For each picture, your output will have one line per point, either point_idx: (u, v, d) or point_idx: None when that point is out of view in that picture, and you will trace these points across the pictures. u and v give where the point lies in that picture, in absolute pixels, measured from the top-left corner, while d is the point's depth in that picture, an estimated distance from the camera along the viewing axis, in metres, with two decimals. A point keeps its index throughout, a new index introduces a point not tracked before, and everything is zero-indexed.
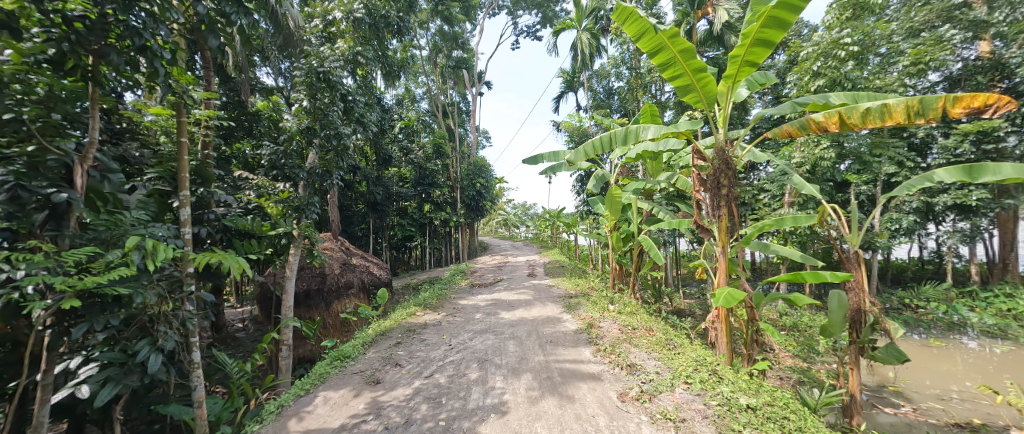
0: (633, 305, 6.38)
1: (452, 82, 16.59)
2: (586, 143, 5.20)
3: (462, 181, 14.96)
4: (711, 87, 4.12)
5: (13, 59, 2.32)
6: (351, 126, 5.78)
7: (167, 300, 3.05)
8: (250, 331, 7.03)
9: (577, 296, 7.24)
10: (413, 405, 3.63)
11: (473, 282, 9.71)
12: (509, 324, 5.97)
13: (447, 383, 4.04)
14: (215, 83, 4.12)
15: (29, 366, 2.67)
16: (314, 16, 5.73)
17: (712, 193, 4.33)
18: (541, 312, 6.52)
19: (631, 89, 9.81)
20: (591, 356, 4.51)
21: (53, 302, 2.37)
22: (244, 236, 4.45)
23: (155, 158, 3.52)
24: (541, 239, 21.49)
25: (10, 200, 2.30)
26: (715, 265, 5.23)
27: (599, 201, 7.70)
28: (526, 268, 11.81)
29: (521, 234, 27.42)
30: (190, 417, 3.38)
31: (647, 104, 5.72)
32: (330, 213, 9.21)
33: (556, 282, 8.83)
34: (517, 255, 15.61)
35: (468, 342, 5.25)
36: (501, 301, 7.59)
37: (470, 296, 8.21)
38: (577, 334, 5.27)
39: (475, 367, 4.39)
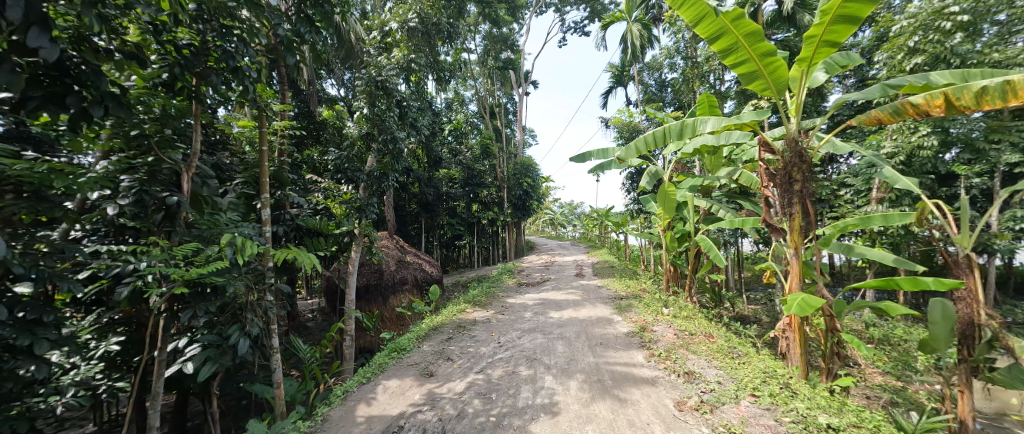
0: (690, 309, 6.07)
1: (499, 84, 16.84)
2: (638, 139, 5.04)
3: (510, 180, 15.12)
4: (781, 73, 3.81)
5: (137, 84, 2.75)
6: (406, 130, 6.10)
7: (253, 290, 3.45)
8: (319, 321, 7.68)
9: (628, 298, 7.04)
10: (466, 399, 3.76)
11: (521, 281, 9.80)
12: (557, 324, 5.96)
13: (497, 380, 4.13)
14: (289, 95, 4.55)
15: (149, 344, 3.15)
16: (374, 28, 6.14)
17: (782, 189, 3.99)
18: (591, 313, 6.43)
19: (686, 80, 9.31)
20: (644, 361, 4.37)
21: (166, 290, 2.76)
22: (314, 234, 4.89)
23: (242, 165, 3.97)
24: (590, 239, 21.11)
25: (137, 202, 2.74)
26: (787, 269, 4.83)
27: (652, 200, 7.40)
28: (574, 268, 11.68)
29: (568, 234, 27.10)
30: (272, 396, 3.78)
31: (704, 95, 5.43)
32: (386, 213, 9.74)
33: (606, 283, 8.65)
34: (565, 255, 15.45)
35: (517, 340, 5.32)
36: (550, 300, 7.59)
37: (518, 294, 8.30)
38: (628, 337, 5.13)
39: (525, 366, 4.45)
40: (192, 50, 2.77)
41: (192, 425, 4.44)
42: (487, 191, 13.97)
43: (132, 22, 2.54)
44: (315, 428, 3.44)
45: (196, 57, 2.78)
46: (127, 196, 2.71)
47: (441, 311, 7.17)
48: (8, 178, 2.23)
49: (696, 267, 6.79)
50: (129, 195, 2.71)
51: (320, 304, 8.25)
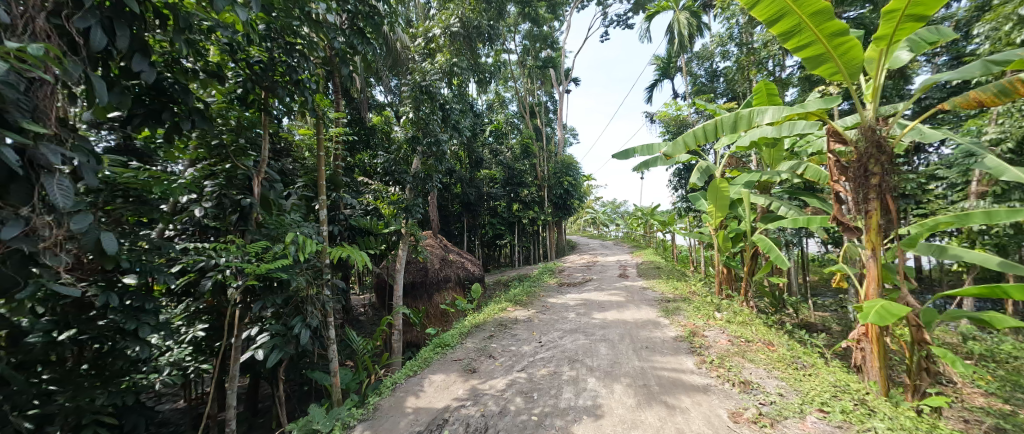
0: (746, 314, 5.73)
1: (540, 83, 16.82)
2: (687, 133, 4.87)
3: (551, 179, 15.04)
4: (854, 54, 3.50)
5: (217, 99, 3.09)
6: (449, 132, 6.28)
7: (312, 285, 3.73)
8: (370, 315, 8.14)
9: (676, 301, 6.79)
10: (508, 397, 3.83)
11: (562, 281, 9.75)
12: (599, 325, 5.87)
13: (540, 379, 4.17)
14: (343, 104, 4.86)
15: (227, 331, 3.52)
16: (419, 35, 6.38)
17: (856, 184, 3.67)
18: (636, 315, 6.28)
19: (740, 69, 8.61)
20: (695, 367, 4.20)
21: (241, 283, 3.07)
22: (365, 233, 5.21)
23: (303, 170, 4.32)
24: (634, 238, 20.50)
25: (217, 205, 3.09)
26: (862, 271, 4.42)
27: (702, 197, 7.05)
28: (617, 268, 11.43)
29: (611, 233, 26.46)
30: (330, 384, 4.07)
31: (762, 83, 5.09)
32: (430, 213, 10.07)
33: (651, 285, 8.37)
34: (607, 255, 15.15)
35: (558, 341, 5.31)
36: (592, 301, 7.49)
37: (559, 294, 8.27)
38: (676, 342, 4.95)
39: (568, 367, 4.44)
40: (261, 65, 3.05)
41: (264, 407, 4.90)
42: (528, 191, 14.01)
43: (213, 44, 2.85)
44: (368, 416, 3.66)
45: (264, 72, 3.05)
46: (210, 199, 3.06)
47: (484, 308, 7.32)
48: (117, 185, 2.64)
49: (753, 269, 6.39)
50: (212, 199, 3.06)
51: (371, 300, 8.71)
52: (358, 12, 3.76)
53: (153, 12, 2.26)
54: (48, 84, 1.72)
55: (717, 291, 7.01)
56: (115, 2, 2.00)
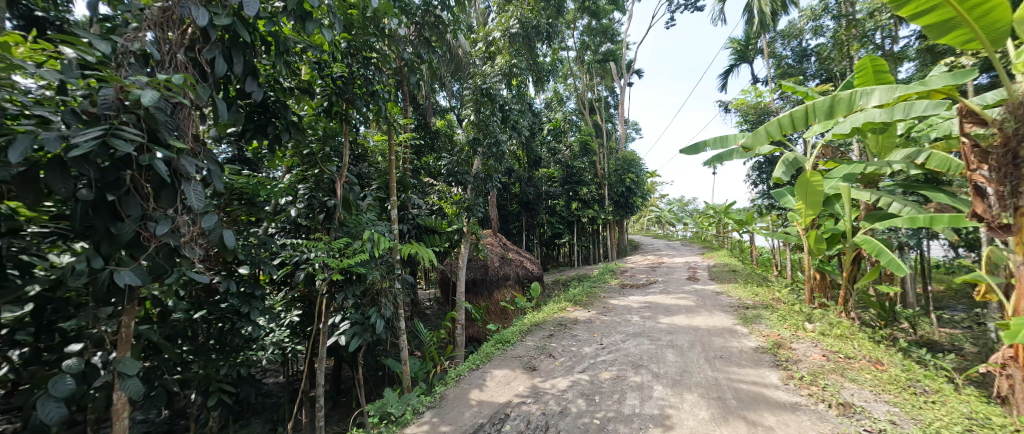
0: (845, 326, 5.08)
1: (600, 78, 16.41)
2: (771, 122, 4.47)
3: (612, 177, 14.60)
4: (997, 17, 2.94)
5: (309, 113, 3.49)
6: (508, 132, 6.39)
7: (385, 279, 4.05)
8: (435, 309, 8.61)
9: (756, 308, 6.25)
10: (569, 397, 3.82)
11: (624, 282, 9.46)
12: (665, 330, 5.61)
13: (602, 382, 4.11)
14: (410, 110, 5.18)
15: (317, 318, 3.96)
16: (479, 40, 6.60)
17: (1002, 175, 3.07)
18: (708, 321, 5.89)
19: (836, 46, 7.61)
20: (778, 382, 3.85)
21: (328, 275, 3.43)
22: (430, 232, 5.52)
23: (377, 174, 4.71)
24: (704, 239, 19.15)
25: (309, 206, 3.50)
26: (1009, 281, 3.72)
27: (788, 193, 6.38)
28: (685, 270, 10.79)
29: (678, 233, 24.94)
30: (401, 371, 4.39)
31: (867, 58, 4.43)
32: (490, 212, 10.32)
33: (726, 289, 7.78)
34: (674, 255, 14.34)
35: (621, 344, 5.18)
36: (657, 304, 7.17)
37: (621, 296, 8.03)
38: (756, 353, 4.56)
39: (632, 372, 4.31)
40: (343, 79, 3.40)
41: (345, 388, 5.43)
42: (587, 189, 13.76)
43: (305, 63, 3.23)
44: (435, 404, 3.88)
45: (346, 86, 3.41)
46: (302, 201, 3.47)
47: (543, 307, 7.37)
48: (232, 190, 3.10)
49: (853, 275, 5.66)
50: (304, 201, 3.47)
51: (436, 295, 9.20)
52: (424, 22, 4.03)
53: (261, 39, 2.62)
54: (186, 107, 2.06)
55: (807, 299, 6.31)
56: (232, 35, 2.33)
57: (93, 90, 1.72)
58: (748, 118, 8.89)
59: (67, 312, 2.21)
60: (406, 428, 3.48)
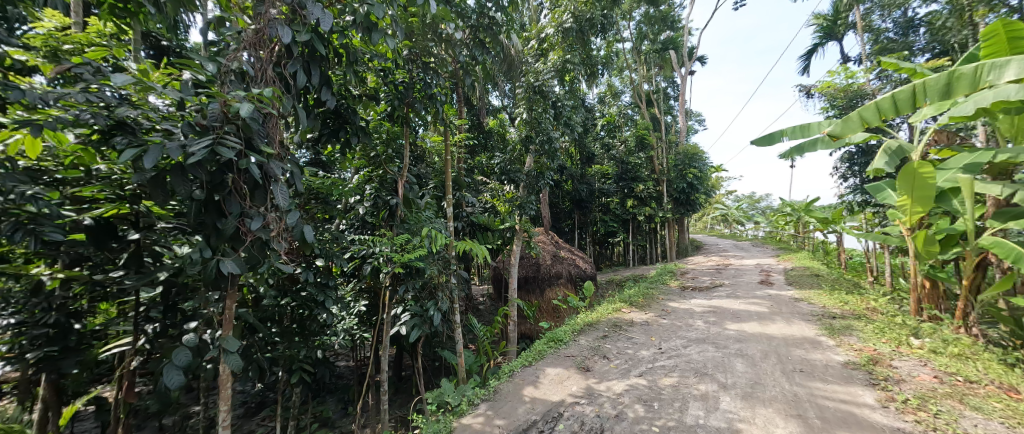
0: (965, 344, 4.36)
1: (658, 69, 15.62)
2: (866, 106, 4.24)
3: (672, 172, 13.87)
4: None
5: (374, 118, 3.74)
6: (561, 129, 6.31)
7: (442, 274, 4.23)
8: (488, 305, 8.81)
9: (845, 319, 5.60)
10: (626, 402, 3.73)
11: (685, 284, 8.97)
12: (732, 338, 5.25)
13: (662, 389, 3.95)
14: (464, 111, 5.33)
15: (380, 309, 4.26)
16: (532, 37, 6.62)
17: None
18: (783, 330, 5.40)
19: (955, 12, 6.47)
20: (874, 404, 3.42)
21: (390, 269, 3.65)
22: (484, 229, 5.66)
23: (434, 174, 4.92)
24: (778, 239, 17.52)
25: (375, 204, 3.76)
26: None
27: (889, 187, 5.63)
28: (756, 273, 9.96)
29: (746, 233, 23.05)
30: (456, 363, 4.57)
31: (999, 22, 3.75)
32: (542, 210, 10.31)
33: (807, 296, 7.04)
34: (742, 257, 13.30)
35: (681, 349, 4.94)
36: (724, 309, 6.72)
37: (681, 299, 7.62)
38: (845, 370, 4.09)
39: (695, 380, 4.09)
40: (404, 84, 3.61)
41: (405, 376, 5.78)
42: (644, 185, 13.23)
43: (371, 71, 3.48)
44: (489, 397, 3.99)
45: (406, 90, 3.60)
46: (368, 200, 3.74)
47: (596, 307, 7.24)
48: (309, 190, 3.43)
49: (975, 284, 4.85)
50: (369, 200, 3.74)
51: (489, 290, 9.42)
52: (479, 24, 4.13)
53: (333, 52, 2.84)
54: (274, 116, 2.31)
55: (913, 310, 5.51)
56: (310, 49, 2.57)
57: (203, 105, 1.99)
58: (836, 102, 7.96)
59: (185, 295, 2.60)
60: (462, 418, 3.62)
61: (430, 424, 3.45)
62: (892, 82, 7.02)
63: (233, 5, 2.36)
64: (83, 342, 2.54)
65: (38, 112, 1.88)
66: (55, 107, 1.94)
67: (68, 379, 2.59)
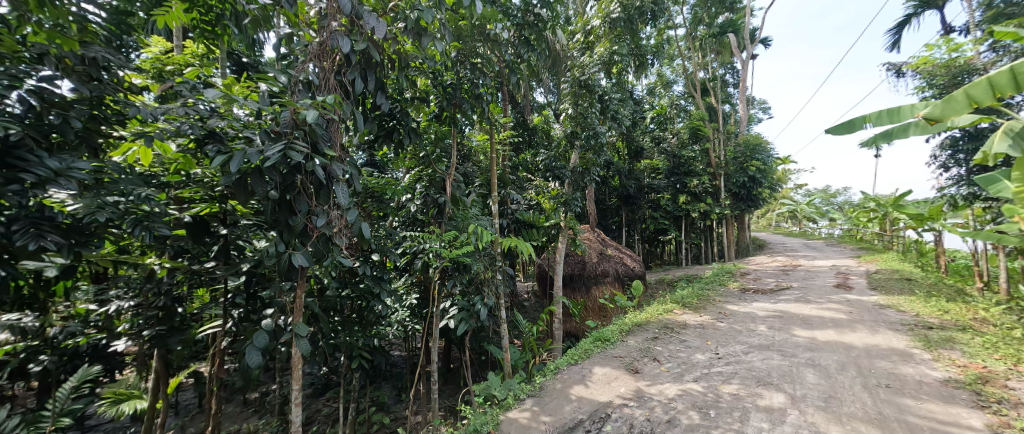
0: None
1: (714, 54, 14.65)
2: (975, 83, 3.58)
3: (731, 166, 12.98)
4: None
5: (424, 120, 3.92)
6: (608, 123, 6.11)
7: (488, 270, 4.31)
8: (533, 302, 8.89)
9: (941, 330, 4.94)
10: (680, 408, 3.58)
11: (745, 286, 8.41)
12: (801, 345, 4.84)
13: (720, 396, 3.75)
14: (509, 109, 5.38)
15: (430, 302, 4.45)
16: (578, 31, 6.50)
17: None
18: (861, 341, 4.88)
19: None
20: (981, 429, 2.99)
21: (438, 264, 3.79)
22: (528, 227, 5.71)
23: (479, 172, 5.02)
24: (857, 238, 15.75)
25: (424, 202, 3.94)
26: None
27: (1005, 178, 4.88)
28: (830, 276, 9.06)
29: (819, 231, 20.99)
30: (502, 358, 4.64)
31: None
32: (589, 207, 10.13)
33: (894, 303, 6.30)
34: (813, 258, 12.16)
35: (742, 356, 4.64)
36: (791, 314, 6.21)
37: (741, 302, 7.15)
38: (942, 388, 3.61)
39: (758, 389, 3.83)
40: (451, 85, 3.73)
41: (454, 367, 6.01)
42: (698, 180, 12.50)
43: (422, 74, 3.64)
44: (536, 393, 4.03)
45: (455, 91, 3.73)
46: (418, 198, 3.95)
47: (646, 308, 7.02)
48: (365, 190, 3.69)
49: None
50: (420, 198, 3.95)
51: (534, 287, 9.46)
52: (524, 22, 4.13)
53: (387, 58, 3.03)
54: (336, 122, 2.51)
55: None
56: (366, 57, 2.74)
57: (278, 114, 2.20)
58: (936, 80, 7.01)
59: (263, 284, 2.90)
60: (510, 412, 3.69)
61: (478, 416, 3.56)
62: (1011, 54, 6.02)
63: (301, 21, 2.58)
64: (184, 323, 2.94)
65: (149, 125, 2.21)
66: (160, 120, 2.26)
67: (173, 354, 3.01)
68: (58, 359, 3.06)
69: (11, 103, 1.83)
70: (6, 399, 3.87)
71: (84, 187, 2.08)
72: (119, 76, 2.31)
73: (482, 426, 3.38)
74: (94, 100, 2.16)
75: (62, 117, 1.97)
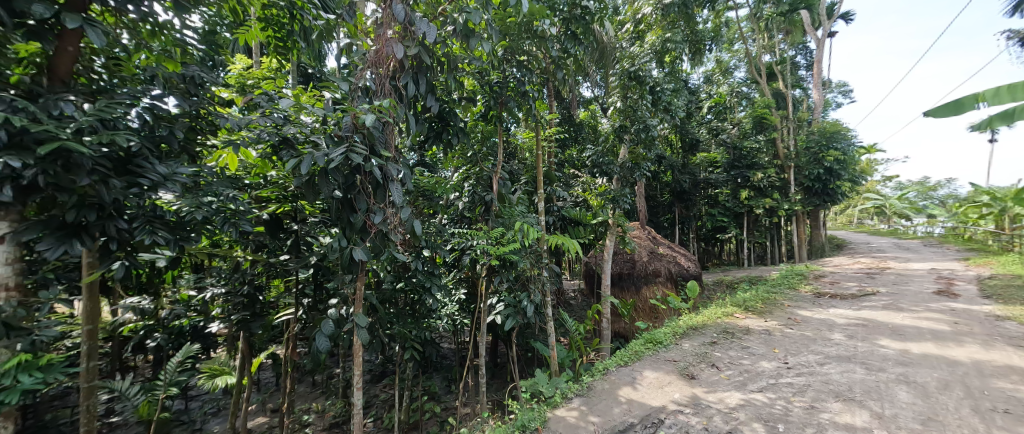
0: None
1: (782, 35, 13.44)
2: None
3: (803, 157, 11.80)
4: None
5: (472, 119, 4.03)
6: (660, 115, 5.82)
7: (534, 267, 4.32)
8: (581, 300, 8.82)
9: None
10: (741, 418, 3.34)
11: (818, 290, 7.67)
12: (891, 359, 4.28)
13: (787, 408, 3.45)
14: (555, 106, 5.34)
15: (478, 297, 4.57)
16: (627, 20, 6.29)
17: None
18: (968, 357, 4.23)
19: None
20: None
21: (486, 260, 3.88)
22: (575, 224, 5.67)
23: (525, 169, 5.03)
24: (964, 238, 13.63)
25: (474, 200, 4.07)
26: None
27: None
28: (928, 281, 7.95)
29: (913, 229, 18.49)
30: (549, 355, 4.65)
31: None
32: (639, 204, 9.76)
33: (1014, 315, 5.38)
34: (905, 260, 10.74)
35: (817, 367, 4.22)
36: (878, 323, 5.53)
37: (815, 307, 6.54)
38: None
39: (834, 403, 3.46)
40: (498, 84, 3.82)
41: (502, 362, 6.14)
42: (762, 173, 11.56)
43: (468, 74, 3.75)
44: (583, 393, 3.99)
45: (501, 90, 3.80)
46: (467, 196, 4.08)
47: (703, 310, 6.64)
48: (418, 189, 3.89)
49: None
50: (469, 196, 4.08)
51: (582, 286, 9.36)
52: (570, 16, 4.10)
53: (437, 61, 3.16)
54: (391, 124, 2.65)
55: None
56: (418, 61, 2.86)
57: (341, 120, 2.39)
58: None
59: (329, 276, 3.17)
60: (557, 410, 3.69)
61: (526, 412, 3.60)
62: None
63: (359, 31, 2.75)
64: (264, 310, 3.29)
65: (235, 134, 2.51)
66: (244, 129, 2.56)
67: (255, 337, 3.38)
68: (169, 335, 3.68)
69: (131, 119, 2.15)
70: (129, 369, 4.57)
71: (186, 189, 2.40)
72: (212, 92, 2.65)
73: (529, 422, 3.40)
74: (193, 113, 2.49)
75: (169, 130, 2.29)
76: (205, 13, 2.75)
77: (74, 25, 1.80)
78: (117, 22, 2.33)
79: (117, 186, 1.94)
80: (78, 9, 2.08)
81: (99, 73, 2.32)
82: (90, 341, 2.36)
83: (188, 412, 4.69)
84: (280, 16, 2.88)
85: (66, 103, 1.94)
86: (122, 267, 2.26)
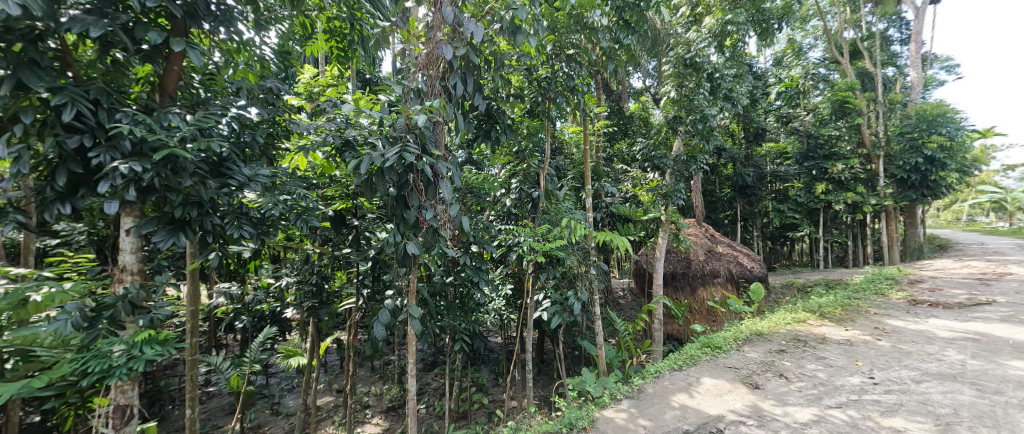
0: None
1: (870, 6, 11.92)
2: None
3: (895, 144, 10.40)
4: None
5: (518, 116, 4.08)
6: (719, 104, 5.40)
7: (581, 264, 4.28)
8: (630, 300, 8.61)
9: None
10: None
11: (913, 297, 6.76)
12: (1011, 380, 3.67)
13: (869, 426, 3.11)
14: (603, 98, 5.23)
15: (523, 292, 4.64)
16: (684, 4, 5.98)
17: None
18: None
19: None
20: None
21: (532, 256, 3.92)
22: (625, 221, 5.53)
23: (571, 165, 4.96)
24: None
25: (524, 198, 4.14)
26: None
27: None
28: None
29: None
30: (596, 354, 4.60)
31: None
32: (695, 200, 9.24)
33: None
34: None
35: (911, 385, 3.74)
36: (994, 339, 4.75)
37: (908, 317, 5.79)
38: None
39: (930, 425, 3.05)
40: (546, 79, 3.85)
41: (549, 358, 6.19)
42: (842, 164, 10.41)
43: (517, 71, 3.81)
44: (634, 395, 3.91)
45: (549, 85, 3.85)
46: (513, 193, 4.15)
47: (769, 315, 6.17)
48: (467, 187, 4.02)
49: None
50: (514, 193, 4.17)
51: (632, 285, 9.12)
52: (623, 4, 3.92)
53: (484, 61, 3.25)
54: (441, 124, 2.78)
55: None
56: (466, 61, 2.96)
57: (395, 121, 2.56)
58: None
59: (383, 268, 3.39)
60: (605, 411, 3.66)
61: (573, 410, 3.60)
62: None
63: (411, 36, 2.91)
64: (329, 298, 3.63)
65: (304, 138, 2.79)
66: (311, 133, 2.83)
67: (323, 323, 3.73)
68: (253, 318, 4.13)
69: (222, 127, 2.47)
70: (222, 346, 5.25)
71: (266, 188, 2.72)
72: (285, 100, 2.95)
73: (576, 421, 3.41)
74: (270, 121, 2.80)
75: (252, 136, 2.60)
76: (280, 30, 3.08)
77: (179, 48, 2.10)
78: (210, 43, 2.69)
79: (212, 185, 2.25)
80: (182, 34, 2.42)
81: (197, 88, 2.68)
82: (193, 320, 2.75)
83: (269, 387, 5.29)
84: (342, 27, 3.14)
85: (173, 115, 2.27)
86: (216, 257, 2.61)
